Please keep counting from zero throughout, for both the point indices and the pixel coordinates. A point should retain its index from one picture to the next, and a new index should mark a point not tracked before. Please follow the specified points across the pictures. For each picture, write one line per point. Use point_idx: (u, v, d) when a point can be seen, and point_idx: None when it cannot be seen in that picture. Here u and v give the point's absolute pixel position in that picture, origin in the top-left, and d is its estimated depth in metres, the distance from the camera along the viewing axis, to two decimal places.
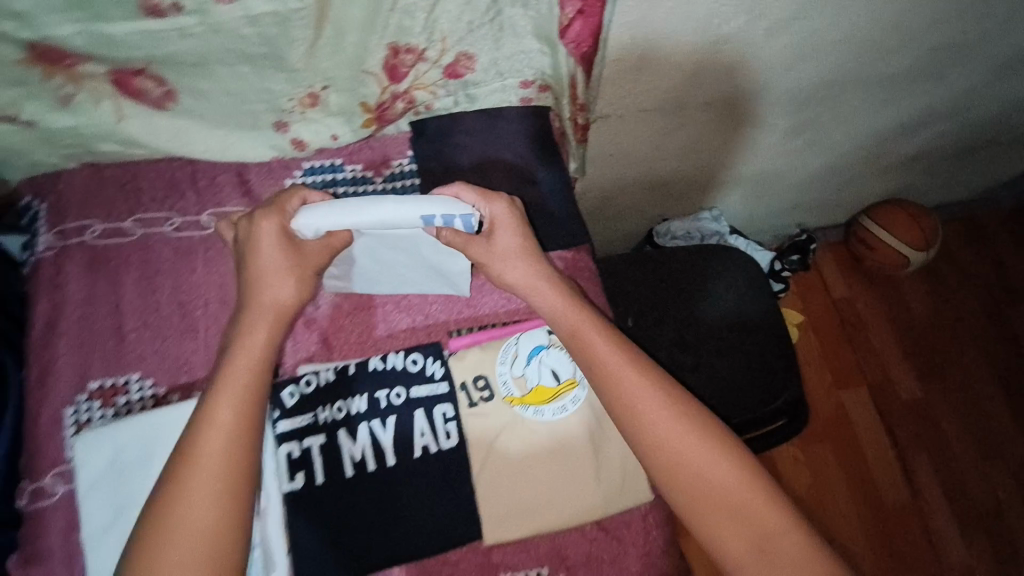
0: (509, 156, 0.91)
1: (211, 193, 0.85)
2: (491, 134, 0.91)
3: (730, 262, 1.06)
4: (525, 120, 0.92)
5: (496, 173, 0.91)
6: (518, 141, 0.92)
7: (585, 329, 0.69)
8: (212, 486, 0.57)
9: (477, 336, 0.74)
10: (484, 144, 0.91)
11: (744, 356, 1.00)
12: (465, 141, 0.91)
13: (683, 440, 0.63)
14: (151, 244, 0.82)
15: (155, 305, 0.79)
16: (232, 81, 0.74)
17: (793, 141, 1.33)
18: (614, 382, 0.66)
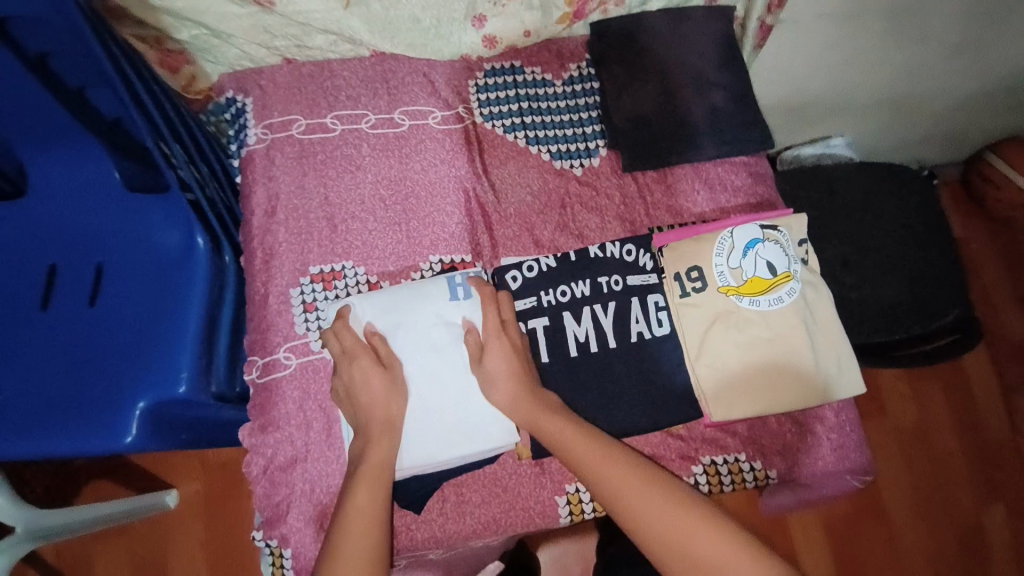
0: (694, 56, 0.89)
1: (402, 91, 0.87)
2: (676, 35, 0.89)
3: (894, 179, 1.03)
4: (711, 21, 0.90)
5: (679, 76, 0.89)
6: (703, 44, 0.90)
7: (554, 423, 0.64)
8: (361, 539, 0.57)
9: (690, 230, 0.73)
10: (668, 45, 0.89)
11: (915, 271, 0.97)
12: (650, 41, 0.89)
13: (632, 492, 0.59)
14: (351, 139, 0.85)
15: (359, 197, 0.82)
16: None
17: (950, 61, 1.25)
18: (591, 466, 0.60)
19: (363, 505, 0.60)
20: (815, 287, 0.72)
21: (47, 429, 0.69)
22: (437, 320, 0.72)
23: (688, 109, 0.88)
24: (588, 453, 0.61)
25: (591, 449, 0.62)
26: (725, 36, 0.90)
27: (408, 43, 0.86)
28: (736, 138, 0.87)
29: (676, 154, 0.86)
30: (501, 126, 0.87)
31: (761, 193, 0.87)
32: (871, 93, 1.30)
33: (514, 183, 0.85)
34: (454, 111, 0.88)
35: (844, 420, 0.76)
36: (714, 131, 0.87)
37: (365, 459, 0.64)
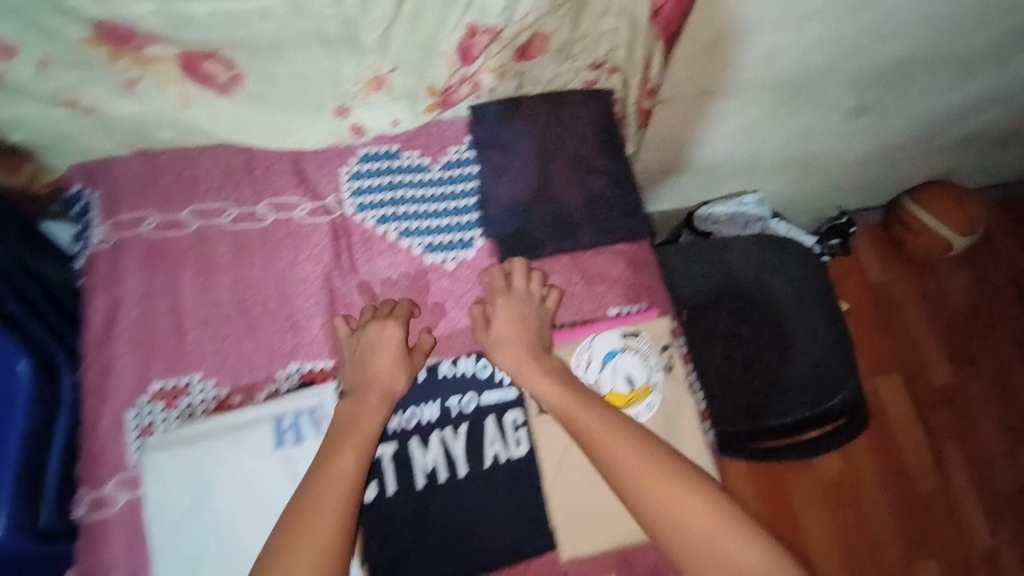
0: (572, 142, 0.87)
1: (266, 182, 0.82)
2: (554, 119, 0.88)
3: (786, 255, 1.04)
4: (588, 105, 0.88)
5: (558, 163, 0.87)
6: (582, 128, 0.88)
7: (530, 365, 0.68)
8: (330, 510, 0.59)
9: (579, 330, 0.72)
10: (548, 131, 0.87)
11: (802, 350, 0.98)
12: (527, 128, 0.87)
13: (603, 437, 0.63)
14: (207, 238, 0.80)
15: (211, 302, 0.78)
16: (299, 67, 0.71)
17: (851, 124, 1.27)
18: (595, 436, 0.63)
19: (343, 468, 0.61)
20: (678, 397, 0.70)
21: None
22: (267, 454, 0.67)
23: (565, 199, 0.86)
24: (588, 420, 0.64)
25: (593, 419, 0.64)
26: (603, 122, 0.88)
27: (266, 140, 0.80)
28: (614, 228, 0.86)
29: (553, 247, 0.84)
30: (373, 218, 0.84)
31: (642, 283, 0.85)
32: (777, 154, 1.32)
33: (385, 281, 0.81)
34: (324, 201, 0.83)
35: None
36: (590, 220, 0.85)
37: (358, 420, 0.65)
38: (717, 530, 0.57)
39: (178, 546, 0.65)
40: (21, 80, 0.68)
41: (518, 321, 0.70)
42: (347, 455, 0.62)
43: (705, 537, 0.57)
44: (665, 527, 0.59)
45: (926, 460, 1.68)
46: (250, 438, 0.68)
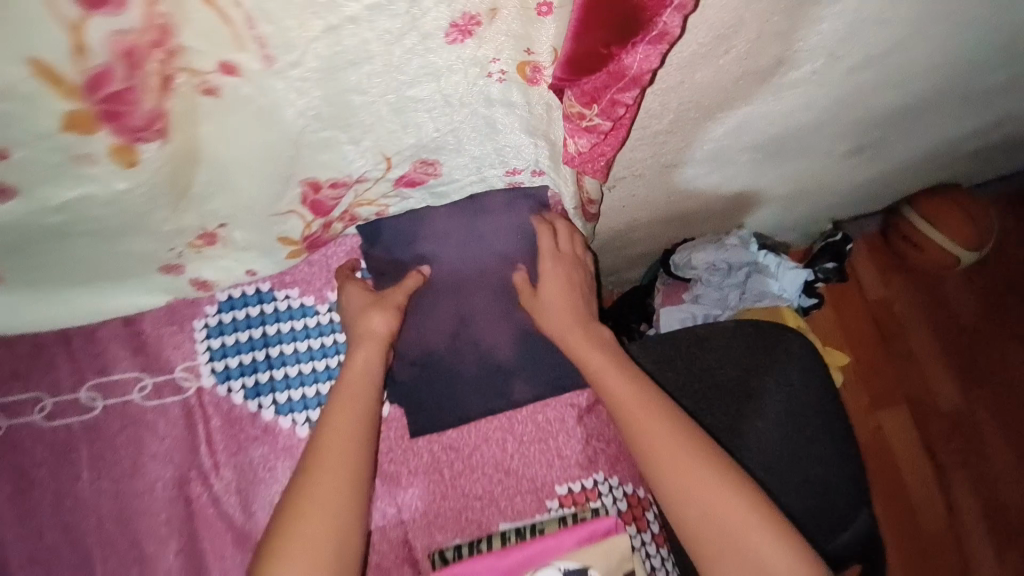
0: (496, 263, 0.67)
1: (92, 358, 0.63)
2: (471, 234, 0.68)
3: (777, 350, 0.85)
4: (513, 212, 0.67)
5: (479, 294, 0.67)
6: (509, 245, 0.67)
7: (564, 316, 0.64)
8: (339, 480, 0.52)
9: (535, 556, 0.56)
10: (464, 252, 0.67)
11: (804, 473, 0.80)
12: (436, 250, 0.67)
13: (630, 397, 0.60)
14: (21, 443, 0.61)
15: (36, 531, 0.59)
16: (68, 257, 0.49)
17: (847, 160, 1.06)
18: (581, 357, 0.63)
19: (342, 426, 0.55)
20: None
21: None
22: None
23: (492, 341, 0.67)
24: (617, 384, 0.61)
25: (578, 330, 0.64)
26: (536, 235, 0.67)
27: (71, 317, 0.59)
28: (556, 372, 0.68)
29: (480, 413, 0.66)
30: (241, 388, 0.64)
31: (597, 445, 0.66)
32: (761, 195, 1.12)
33: (258, 476, 0.63)
34: (171, 374, 0.64)
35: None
36: (526, 366, 0.67)
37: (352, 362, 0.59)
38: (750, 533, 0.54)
39: None
40: None
41: (570, 272, 0.66)
42: (351, 397, 0.57)
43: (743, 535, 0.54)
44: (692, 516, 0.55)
45: (934, 497, 1.54)
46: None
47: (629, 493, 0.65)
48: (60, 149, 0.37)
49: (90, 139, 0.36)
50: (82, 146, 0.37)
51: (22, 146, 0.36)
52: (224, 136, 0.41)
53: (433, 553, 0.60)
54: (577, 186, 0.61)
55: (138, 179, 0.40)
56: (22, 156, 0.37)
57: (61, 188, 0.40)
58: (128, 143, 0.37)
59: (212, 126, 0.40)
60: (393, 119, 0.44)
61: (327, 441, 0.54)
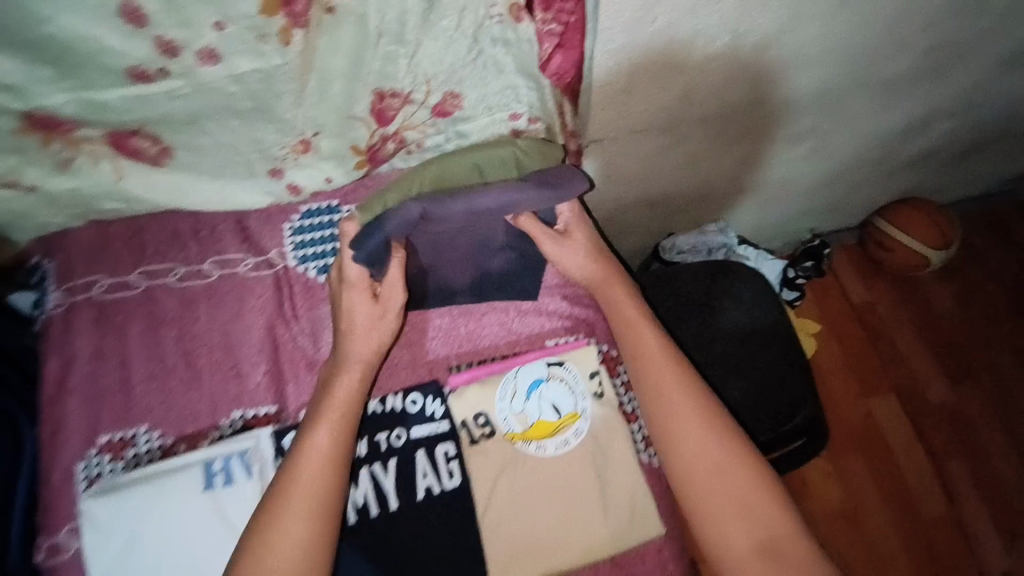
0: None
1: (213, 242, 0.88)
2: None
3: (734, 276, 1.05)
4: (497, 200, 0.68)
5: (451, 268, 0.78)
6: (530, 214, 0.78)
7: (631, 315, 0.77)
8: (314, 476, 0.63)
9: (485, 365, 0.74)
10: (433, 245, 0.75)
11: (756, 373, 0.99)
12: None
13: (673, 390, 0.72)
14: (156, 296, 0.84)
15: (160, 355, 0.81)
16: (223, 136, 0.76)
17: (796, 148, 1.30)
18: (650, 375, 0.74)
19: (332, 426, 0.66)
20: (608, 422, 0.72)
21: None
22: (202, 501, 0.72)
23: (451, 278, 0.79)
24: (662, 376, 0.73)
25: (649, 345, 0.75)
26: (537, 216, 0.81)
27: (204, 201, 0.84)
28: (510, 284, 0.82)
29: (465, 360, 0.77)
30: (314, 268, 0.88)
31: (579, 314, 0.83)
32: (729, 183, 1.36)
33: (326, 324, 0.85)
34: (267, 256, 0.88)
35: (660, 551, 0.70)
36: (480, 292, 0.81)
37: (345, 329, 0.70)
38: (767, 515, 0.67)
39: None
40: None
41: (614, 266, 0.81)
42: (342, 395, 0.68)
43: (762, 518, 0.67)
44: (719, 497, 0.68)
45: (929, 482, 1.59)
46: (182, 481, 0.72)
47: (606, 351, 0.81)
48: (253, 29, 0.63)
49: (271, 19, 0.63)
50: (264, 27, 0.64)
51: (234, 23, 0.62)
52: (332, 44, 0.68)
53: (449, 368, 0.77)
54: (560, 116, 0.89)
55: (288, 56, 0.67)
56: (231, 30, 0.63)
57: (243, 61, 0.66)
58: (290, 27, 0.64)
59: (329, 34, 0.67)
60: (434, 44, 0.72)
61: (311, 443, 0.65)
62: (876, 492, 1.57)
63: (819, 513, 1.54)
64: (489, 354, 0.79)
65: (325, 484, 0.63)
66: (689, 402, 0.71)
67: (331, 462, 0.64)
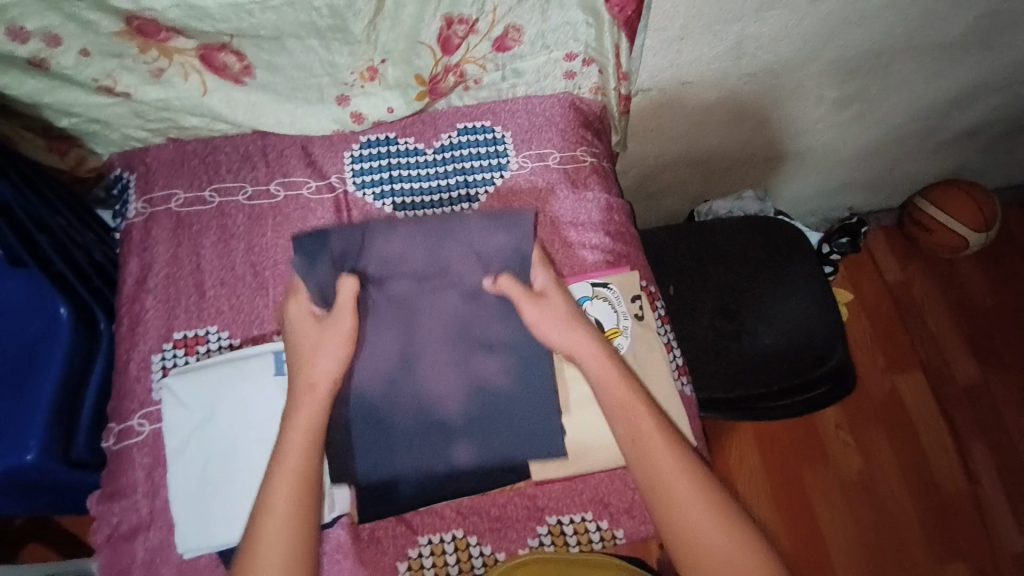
0: (547, 127, 0.98)
1: (280, 165, 0.93)
2: (534, 121, 0.99)
3: (771, 231, 1.07)
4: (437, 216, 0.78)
5: (436, 353, 0.77)
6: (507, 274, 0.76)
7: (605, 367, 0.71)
8: (284, 526, 0.61)
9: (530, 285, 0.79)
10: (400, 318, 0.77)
11: (790, 323, 1.01)
12: (502, 119, 0.98)
13: (657, 451, 0.66)
14: (227, 211, 0.90)
15: (230, 265, 0.87)
16: (302, 55, 0.81)
17: (839, 114, 1.31)
18: (639, 437, 0.67)
19: (292, 461, 0.64)
20: (645, 340, 0.76)
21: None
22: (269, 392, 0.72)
23: (444, 393, 0.76)
24: (644, 434, 0.67)
25: (631, 406, 0.69)
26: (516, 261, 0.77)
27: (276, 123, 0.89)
28: (512, 444, 0.76)
29: (467, 430, 0.76)
30: (372, 194, 0.93)
31: (618, 250, 0.90)
32: (770, 148, 1.37)
33: None
34: (328, 180, 0.93)
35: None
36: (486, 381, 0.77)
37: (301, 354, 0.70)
38: None
39: (195, 460, 0.70)
40: (64, 73, 0.78)
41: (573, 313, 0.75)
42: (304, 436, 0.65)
43: None
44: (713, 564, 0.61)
45: (951, 459, 1.60)
46: (253, 366, 0.73)
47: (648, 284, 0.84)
48: None
49: None
50: None
51: None
52: None
53: None
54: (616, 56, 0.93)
55: None
56: None
57: None
58: None
59: None
60: None
61: (279, 489, 0.62)
62: (896, 464, 1.59)
63: (836, 481, 1.56)
64: None
65: (298, 524, 0.61)
66: (685, 478, 0.65)
67: (296, 487, 0.62)
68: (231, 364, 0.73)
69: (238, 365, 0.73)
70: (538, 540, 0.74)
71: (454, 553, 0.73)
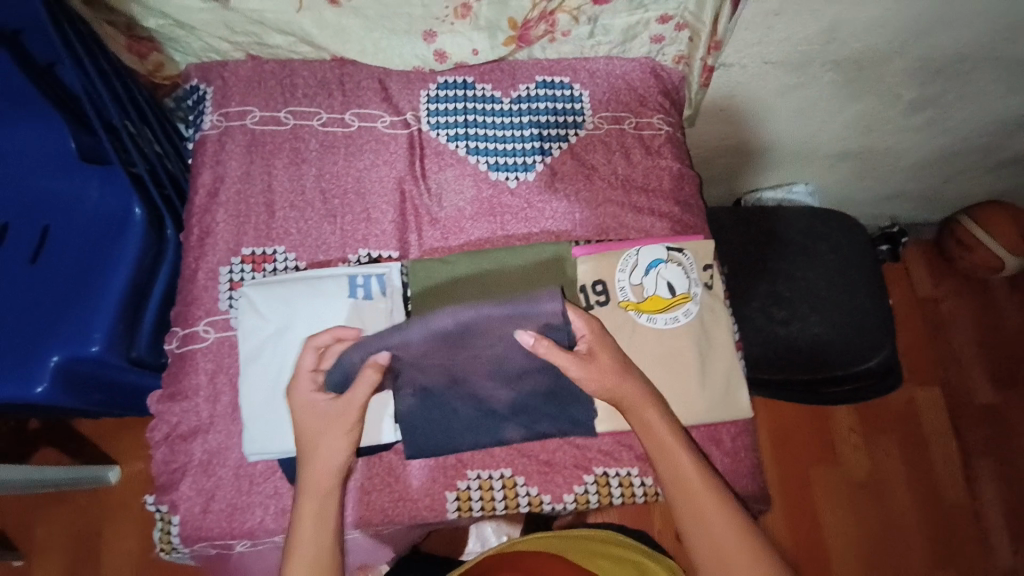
0: (625, 92, 0.97)
1: (356, 95, 0.93)
2: (612, 84, 0.97)
3: (831, 223, 1.07)
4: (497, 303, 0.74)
5: (471, 358, 0.73)
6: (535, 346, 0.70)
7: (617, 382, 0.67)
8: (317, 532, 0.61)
9: (600, 245, 0.76)
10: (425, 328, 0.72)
11: (840, 317, 1.01)
12: (580, 77, 0.97)
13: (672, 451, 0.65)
14: (300, 135, 0.90)
15: (300, 189, 0.87)
16: None
17: (908, 118, 1.29)
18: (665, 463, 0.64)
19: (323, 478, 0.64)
20: (713, 310, 0.74)
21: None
22: (338, 313, 0.74)
23: (488, 395, 0.74)
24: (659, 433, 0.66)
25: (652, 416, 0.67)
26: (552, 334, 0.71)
27: (364, 52, 0.92)
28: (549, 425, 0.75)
29: (520, 419, 0.74)
30: (445, 135, 0.92)
31: (687, 221, 0.89)
32: (831, 145, 1.35)
33: (450, 188, 0.89)
34: (403, 116, 0.92)
35: (735, 435, 0.77)
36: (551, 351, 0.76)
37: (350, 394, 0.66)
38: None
39: (264, 371, 0.73)
40: None
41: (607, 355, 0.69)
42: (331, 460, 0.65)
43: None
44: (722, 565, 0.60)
45: (959, 475, 1.62)
46: (329, 285, 0.75)
47: None
48: None
49: None
50: None
51: None
52: None
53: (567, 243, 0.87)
54: (713, 25, 0.91)
55: None
56: None
57: None
58: None
59: None
60: None
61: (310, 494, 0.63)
62: (904, 476, 1.60)
63: (847, 483, 1.58)
64: (601, 237, 0.87)
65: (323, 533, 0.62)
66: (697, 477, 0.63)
67: (331, 490, 0.64)
68: (305, 282, 0.75)
69: (309, 284, 0.75)
70: (583, 487, 0.75)
71: (500, 488, 0.75)
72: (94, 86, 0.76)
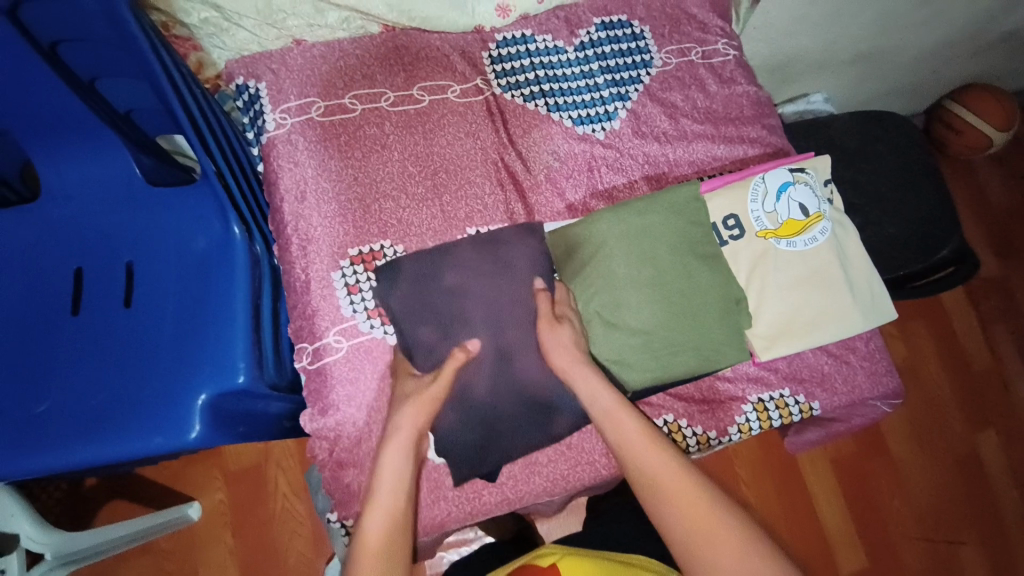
0: (684, 22, 0.94)
1: (418, 66, 0.86)
2: (670, 14, 0.94)
3: (882, 123, 1.10)
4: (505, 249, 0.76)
5: (498, 324, 0.74)
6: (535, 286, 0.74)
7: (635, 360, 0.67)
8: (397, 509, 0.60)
9: (724, 178, 0.78)
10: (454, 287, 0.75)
11: (912, 213, 1.05)
12: (638, 12, 0.93)
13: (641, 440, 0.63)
14: (370, 120, 0.83)
15: (388, 177, 0.82)
16: None
17: (919, 11, 1.31)
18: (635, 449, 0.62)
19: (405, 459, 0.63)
20: (840, 224, 0.78)
21: (32, 454, 0.65)
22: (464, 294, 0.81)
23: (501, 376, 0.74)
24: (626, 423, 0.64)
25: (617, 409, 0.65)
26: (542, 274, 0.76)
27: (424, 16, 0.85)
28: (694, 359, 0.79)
29: (544, 398, 0.74)
30: (520, 96, 0.87)
31: (772, 146, 0.90)
32: (849, 48, 1.36)
33: (540, 147, 0.86)
34: (473, 83, 0.87)
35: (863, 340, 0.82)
36: None
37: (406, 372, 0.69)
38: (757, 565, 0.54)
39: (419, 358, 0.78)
40: None
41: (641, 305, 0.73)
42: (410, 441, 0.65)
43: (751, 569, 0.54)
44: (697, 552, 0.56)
45: (979, 338, 1.62)
46: None
47: None
48: None
49: None
50: None
51: None
52: None
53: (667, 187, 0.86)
54: None
55: None
56: None
57: None
58: None
59: None
60: None
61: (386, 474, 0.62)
62: (935, 357, 1.58)
63: None
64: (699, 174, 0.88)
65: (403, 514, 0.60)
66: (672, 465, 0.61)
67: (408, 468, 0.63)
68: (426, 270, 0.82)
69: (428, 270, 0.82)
70: (744, 418, 0.78)
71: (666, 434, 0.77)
72: (184, 101, 0.68)
